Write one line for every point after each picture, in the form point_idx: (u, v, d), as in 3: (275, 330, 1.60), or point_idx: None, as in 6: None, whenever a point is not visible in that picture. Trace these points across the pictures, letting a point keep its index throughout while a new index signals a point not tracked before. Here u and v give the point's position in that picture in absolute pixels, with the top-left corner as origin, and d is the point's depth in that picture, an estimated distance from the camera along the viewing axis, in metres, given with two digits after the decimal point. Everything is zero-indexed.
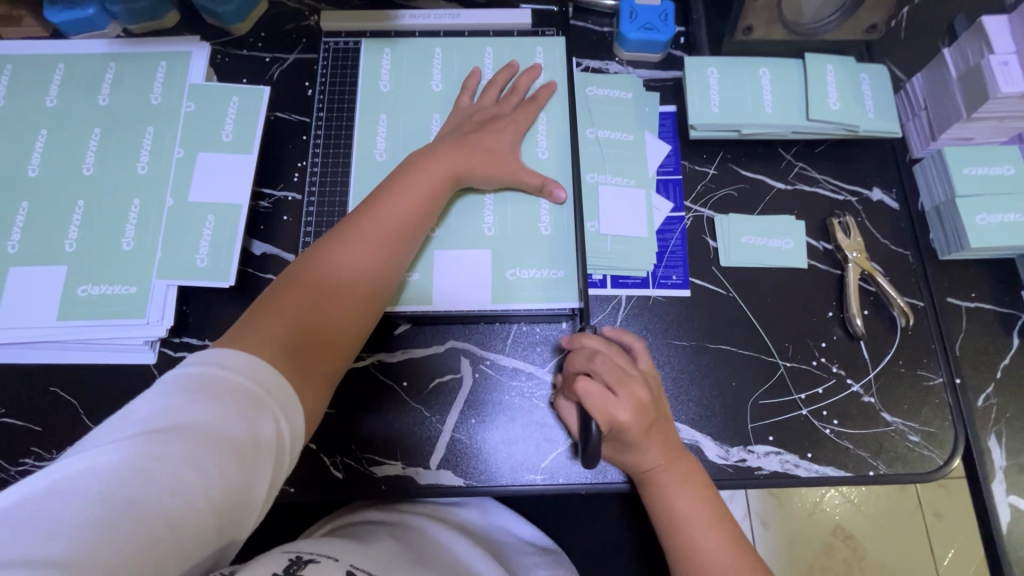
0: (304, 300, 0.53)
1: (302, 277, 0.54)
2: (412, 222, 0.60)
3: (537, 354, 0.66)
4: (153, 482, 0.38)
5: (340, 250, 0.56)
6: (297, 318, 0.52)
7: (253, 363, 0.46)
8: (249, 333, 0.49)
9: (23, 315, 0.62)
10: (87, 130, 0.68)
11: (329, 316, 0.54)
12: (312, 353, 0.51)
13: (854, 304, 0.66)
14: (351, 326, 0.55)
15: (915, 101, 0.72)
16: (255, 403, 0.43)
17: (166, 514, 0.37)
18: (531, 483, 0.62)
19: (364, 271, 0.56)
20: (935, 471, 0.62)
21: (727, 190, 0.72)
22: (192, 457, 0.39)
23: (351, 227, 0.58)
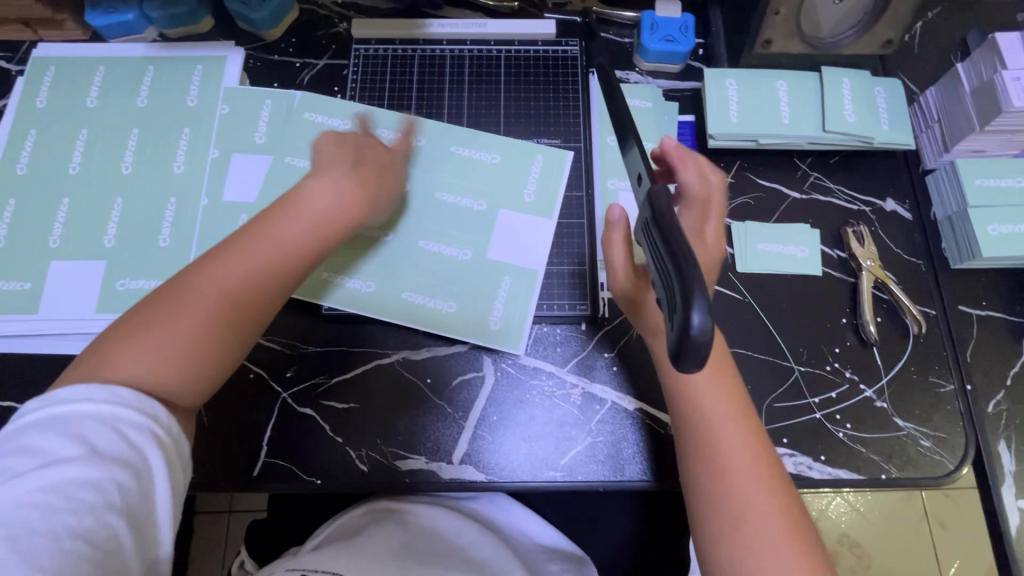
0: (186, 296, 0.51)
1: (189, 281, 0.52)
2: (321, 228, 0.58)
3: (558, 354, 0.68)
4: (73, 507, 0.40)
5: (231, 255, 0.54)
6: (182, 325, 0.50)
7: (133, 383, 0.46)
8: (130, 338, 0.49)
9: (65, 307, 0.64)
10: (126, 130, 0.71)
11: (224, 324, 0.52)
12: (199, 362, 0.50)
13: (868, 311, 0.68)
14: (251, 334, 0.54)
15: (928, 113, 0.74)
16: (141, 426, 0.45)
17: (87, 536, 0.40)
18: (550, 480, 0.63)
19: (256, 274, 0.54)
20: (946, 476, 0.64)
21: (744, 199, 0.74)
22: (107, 481, 0.42)
23: (246, 233, 0.56)
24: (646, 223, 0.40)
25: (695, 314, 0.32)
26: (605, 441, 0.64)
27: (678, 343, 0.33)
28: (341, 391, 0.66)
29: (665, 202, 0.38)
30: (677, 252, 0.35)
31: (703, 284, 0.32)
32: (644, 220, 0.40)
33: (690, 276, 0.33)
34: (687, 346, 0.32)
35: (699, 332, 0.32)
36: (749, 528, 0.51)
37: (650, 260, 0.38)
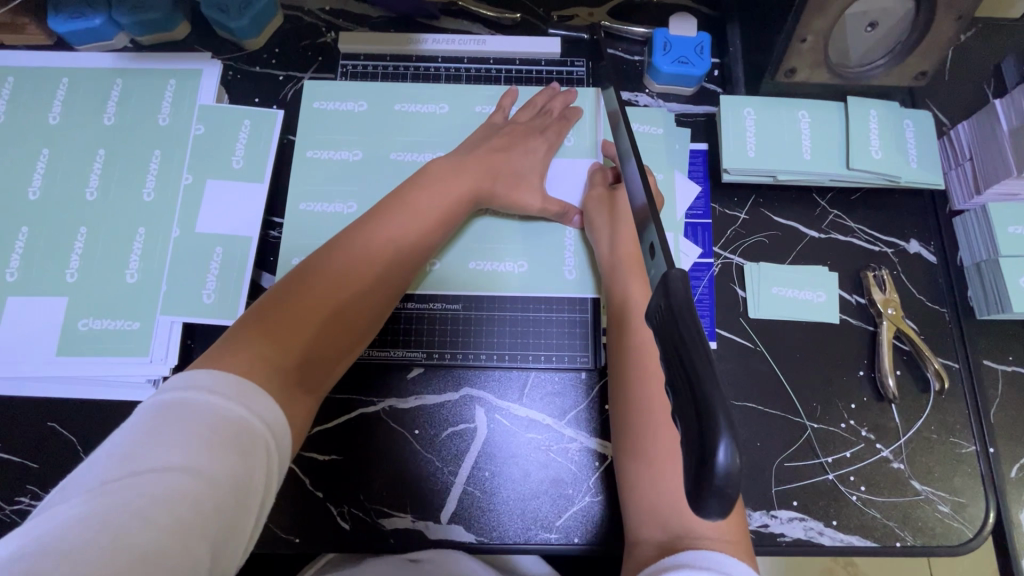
0: (304, 308, 0.48)
1: (294, 286, 0.49)
2: (427, 225, 0.56)
3: (555, 405, 0.63)
4: (140, 523, 0.33)
5: (340, 258, 0.51)
6: (298, 332, 0.46)
7: (238, 385, 0.40)
8: (235, 349, 0.43)
9: (22, 348, 0.59)
10: (92, 151, 0.65)
11: (330, 328, 0.48)
12: (303, 370, 0.46)
13: (888, 363, 0.63)
14: (352, 333, 0.51)
15: (959, 150, 0.68)
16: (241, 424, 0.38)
17: (154, 559, 0.32)
18: (545, 542, 0.59)
19: (372, 275, 0.52)
20: (964, 544, 0.60)
21: (758, 237, 0.69)
22: (184, 494, 0.34)
23: (356, 230, 0.54)
24: (659, 311, 0.34)
25: (721, 448, 0.27)
26: (604, 501, 0.60)
27: (697, 478, 0.27)
28: (322, 442, 0.61)
29: (680, 290, 0.33)
30: (691, 352, 0.30)
31: (728, 409, 0.27)
32: (656, 308, 0.35)
33: (711, 392, 0.28)
34: (710, 490, 0.26)
35: (724, 470, 0.26)
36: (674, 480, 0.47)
37: (661, 353, 0.33)
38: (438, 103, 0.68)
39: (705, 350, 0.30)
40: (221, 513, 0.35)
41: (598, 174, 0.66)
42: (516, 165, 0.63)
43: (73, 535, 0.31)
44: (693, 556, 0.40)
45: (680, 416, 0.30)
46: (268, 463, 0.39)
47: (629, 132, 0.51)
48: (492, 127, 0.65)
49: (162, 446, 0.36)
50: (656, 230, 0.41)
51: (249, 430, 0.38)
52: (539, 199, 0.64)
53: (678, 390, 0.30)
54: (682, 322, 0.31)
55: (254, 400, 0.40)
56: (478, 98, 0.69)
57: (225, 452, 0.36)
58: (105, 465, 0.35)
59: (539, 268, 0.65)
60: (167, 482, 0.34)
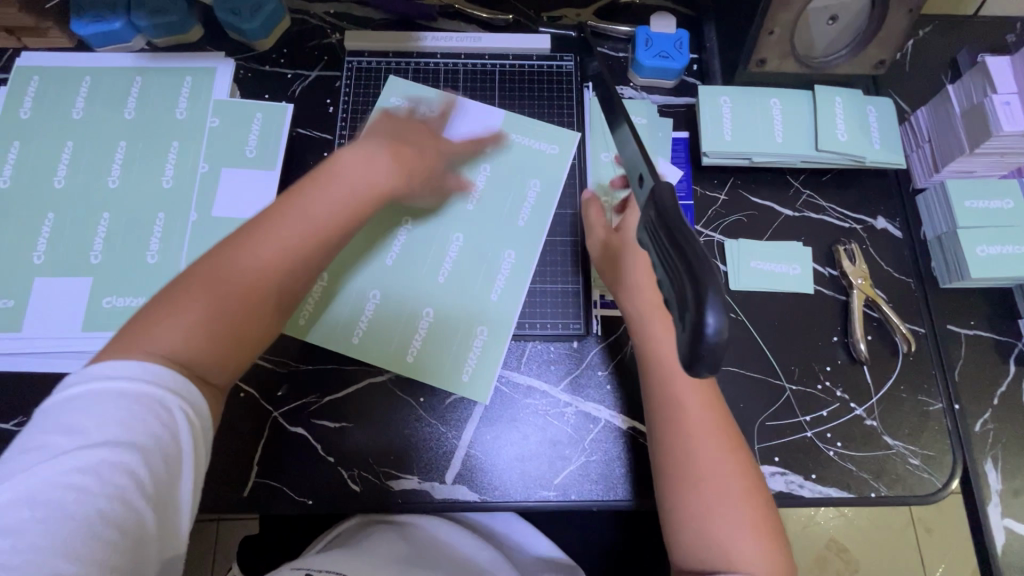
0: (231, 275, 0.50)
1: (203, 275, 0.50)
2: (346, 207, 0.56)
3: (552, 372, 0.68)
4: (84, 495, 0.39)
5: (246, 247, 0.51)
6: (207, 320, 0.48)
7: (166, 365, 0.44)
8: (166, 314, 0.47)
9: (49, 326, 0.63)
10: (113, 143, 0.70)
11: (238, 316, 0.50)
12: (216, 354, 0.49)
13: (859, 329, 0.68)
14: (265, 317, 0.52)
15: (918, 133, 0.74)
16: (163, 405, 0.43)
17: (97, 519, 0.39)
18: (544, 499, 0.63)
19: (302, 244, 0.53)
20: (934, 494, 0.64)
21: (737, 216, 0.74)
22: (113, 465, 0.40)
23: (264, 219, 0.53)
24: (650, 223, 0.37)
25: (711, 315, 0.29)
26: (598, 460, 0.64)
27: (691, 348, 0.30)
28: (334, 410, 0.65)
29: (668, 202, 0.36)
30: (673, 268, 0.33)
31: (717, 282, 0.30)
32: (647, 219, 0.37)
33: (698, 271, 0.31)
34: (702, 354, 0.30)
35: (714, 335, 0.29)
36: (712, 499, 0.53)
37: (655, 258, 0.36)
38: (435, 100, 0.74)
39: (693, 239, 0.33)
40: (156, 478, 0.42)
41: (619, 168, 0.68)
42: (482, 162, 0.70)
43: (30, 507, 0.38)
44: None
45: (676, 305, 0.32)
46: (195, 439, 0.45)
47: (632, 128, 0.49)
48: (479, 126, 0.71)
49: (99, 425, 0.41)
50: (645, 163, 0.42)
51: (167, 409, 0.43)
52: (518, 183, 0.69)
53: (673, 268, 0.33)
54: (674, 227, 0.34)
55: (172, 384, 0.44)
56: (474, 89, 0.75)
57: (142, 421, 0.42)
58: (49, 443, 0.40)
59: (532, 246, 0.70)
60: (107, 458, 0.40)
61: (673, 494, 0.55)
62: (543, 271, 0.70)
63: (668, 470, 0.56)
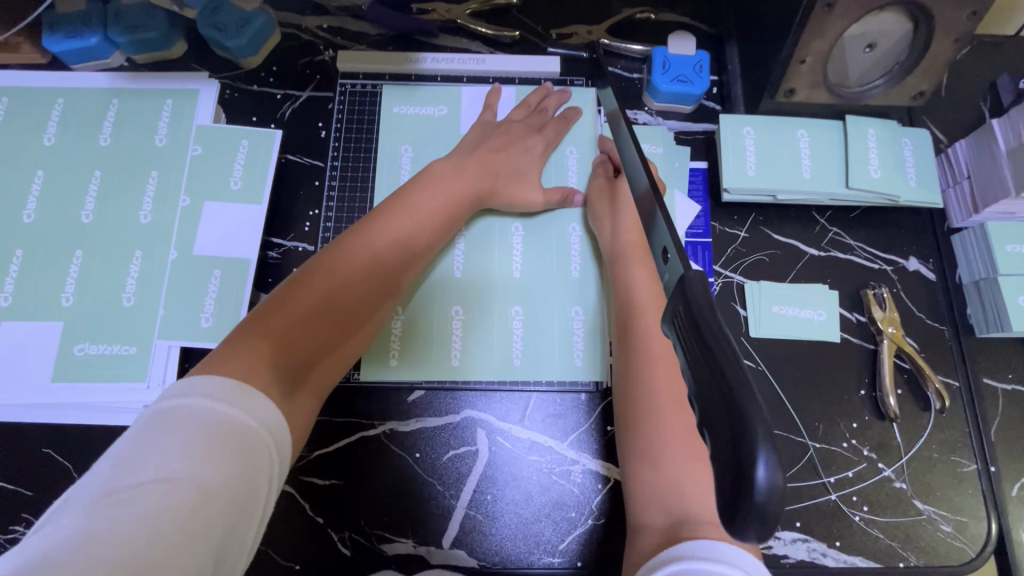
0: (300, 309, 0.48)
1: (299, 288, 0.49)
2: (405, 239, 0.56)
3: (557, 426, 0.63)
4: (147, 532, 0.32)
5: (338, 263, 0.52)
6: (302, 332, 0.48)
7: (242, 390, 0.40)
8: (234, 350, 0.44)
9: (16, 375, 0.58)
10: (87, 174, 0.65)
11: (331, 330, 0.50)
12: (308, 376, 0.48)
13: (889, 382, 0.63)
14: (354, 335, 0.52)
15: (957, 168, 0.69)
16: (245, 432, 0.39)
17: (165, 543, 0.32)
18: (549, 566, 0.59)
19: (367, 277, 0.53)
20: (967, 564, 0.60)
21: (758, 255, 0.69)
22: (181, 497, 0.34)
23: (356, 234, 0.54)
24: (678, 318, 0.32)
25: (760, 465, 0.24)
26: (606, 524, 0.60)
27: (733, 498, 0.25)
28: (323, 467, 0.61)
29: (700, 296, 0.31)
30: (706, 389, 0.28)
31: (766, 422, 0.24)
32: (673, 314, 0.32)
33: (741, 400, 0.26)
34: (748, 512, 0.24)
35: (764, 492, 0.24)
36: (672, 445, 0.48)
37: (683, 361, 0.31)
38: (436, 105, 0.70)
39: (733, 353, 0.27)
40: (222, 518, 0.35)
41: (601, 167, 0.67)
42: (515, 162, 0.65)
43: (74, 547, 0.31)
44: (691, 546, 0.40)
45: (711, 435, 0.27)
46: (270, 479, 0.39)
47: (638, 146, 0.48)
48: (483, 134, 0.65)
49: (168, 455, 0.35)
50: (670, 237, 0.37)
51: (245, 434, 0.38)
52: (540, 194, 0.64)
53: (704, 392, 0.28)
54: (708, 333, 0.29)
55: (251, 406, 0.40)
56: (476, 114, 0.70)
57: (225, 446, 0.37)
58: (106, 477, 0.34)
59: (543, 272, 0.65)
60: (173, 493, 0.34)
61: (639, 453, 0.50)
62: (553, 296, 0.64)
63: (631, 416, 0.52)
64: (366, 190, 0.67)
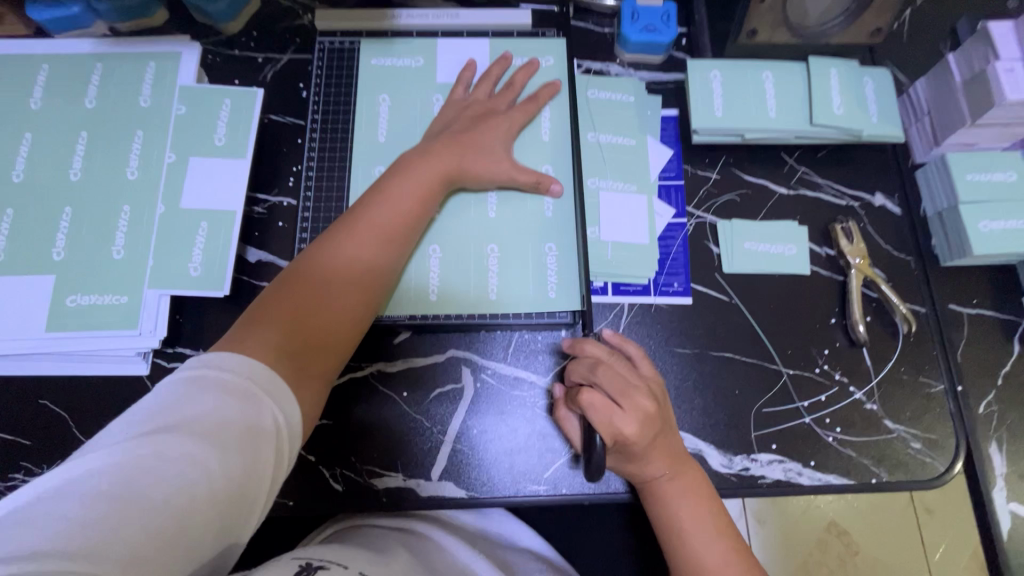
0: (303, 305, 0.52)
1: (298, 282, 0.53)
2: (394, 231, 0.58)
3: (539, 362, 0.65)
4: (158, 483, 0.37)
5: (329, 256, 0.55)
6: (306, 325, 0.51)
7: (254, 368, 0.45)
8: (243, 341, 0.47)
9: (10, 327, 0.60)
10: (73, 135, 0.66)
11: (333, 319, 0.53)
12: (311, 358, 0.51)
13: (859, 311, 0.65)
14: (354, 315, 0.55)
15: (917, 105, 0.72)
16: (255, 403, 0.43)
17: (177, 488, 0.37)
18: (534, 494, 0.61)
19: (360, 272, 0.55)
20: (937, 478, 0.62)
21: (729, 196, 0.71)
22: (192, 454, 0.39)
23: (347, 219, 0.57)
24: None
25: None
26: None
27: None
28: None
29: None
30: None
31: None
32: None
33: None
34: None
35: None
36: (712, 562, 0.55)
37: None
38: (413, 57, 0.72)
39: None
40: (228, 476, 0.40)
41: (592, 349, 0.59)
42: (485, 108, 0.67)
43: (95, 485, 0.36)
44: None
45: None
46: (277, 447, 0.43)
47: None
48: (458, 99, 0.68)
49: (182, 417, 0.40)
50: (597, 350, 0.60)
51: (256, 409, 0.43)
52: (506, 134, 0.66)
53: None
54: None
55: (262, 385, 0.44)
56: (449, 68, 0.72)
57: (235, 427, 0.41)
58: (128, 429, 0.39)
59: (520, 214, 0.67)
60: (186, 449, 0.39)
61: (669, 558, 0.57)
62: (529, 239, 0.66)
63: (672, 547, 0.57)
64: (345, 141, 0.69)
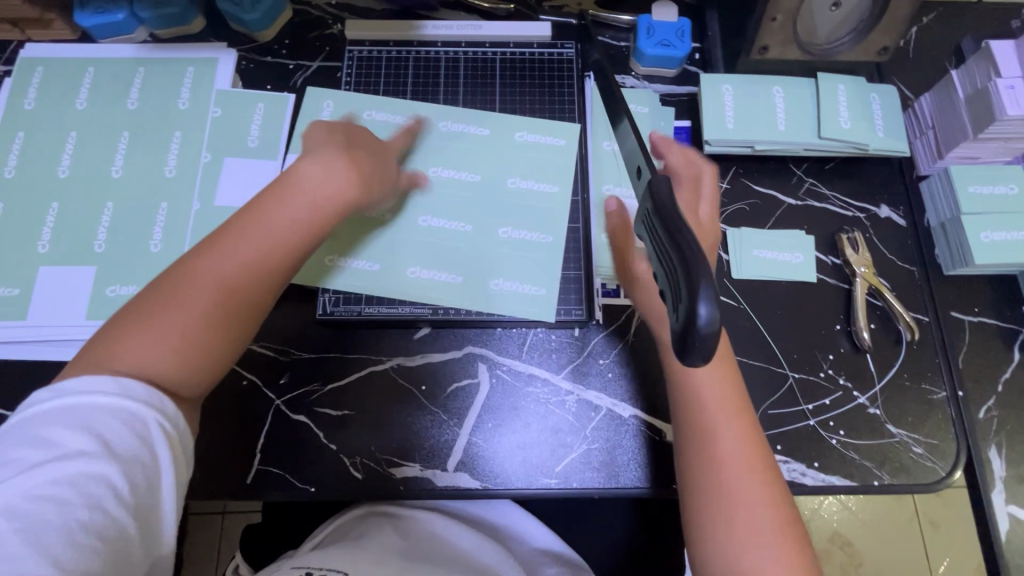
0: (188, 296, 0.49)
1: (193, 272, 0.50)
2: (308, 220, 0.55)
3: (553, 360, 0.68)
4: (61, 506, 0.40)
5: (224, 247, 0.52)
6: (178, 314, 0.49)
7: (126, 381, 0.45)
8: (123, 340, 0.47)
9: (54, 315, 0.63)
10: (116, 134, 0.70)
11: (232, 312, 0.51)
12: (197, 351, 0.49)
13: (862, 317, 0.68)
14: (257, 304, 0.52)
15: (922, 120, 0.74)
16: (136, 414, 0.44)
17: (88, 509, 0.40)
18: (546, 487, 0.63)
19: (262, 260, 0.53)
20: (938, 482, 0.64)
21: (739, 205, 0.73)
22: (89, 475, 0.41)
23: (259, 205, 0.55)
24: (648, 215, 0.42)
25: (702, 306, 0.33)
26: (600, 448, 0.64)
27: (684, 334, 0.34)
28: (335, 398, 0.65)
29: (663, 195, 0.40)
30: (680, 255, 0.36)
31: (708, 276, 0.33)
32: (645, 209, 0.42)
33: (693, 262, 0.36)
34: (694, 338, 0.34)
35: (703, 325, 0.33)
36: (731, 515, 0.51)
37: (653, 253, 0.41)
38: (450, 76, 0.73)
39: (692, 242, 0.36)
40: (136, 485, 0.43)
41: None
42: None
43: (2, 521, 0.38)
44: None
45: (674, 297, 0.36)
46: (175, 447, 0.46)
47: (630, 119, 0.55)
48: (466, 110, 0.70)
49: (70, 438, 0.42)
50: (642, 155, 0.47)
51: (135, 419, 0.44)
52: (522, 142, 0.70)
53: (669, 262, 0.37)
54: (669, 218, 0.38)
55: (142, 396, 0.45)
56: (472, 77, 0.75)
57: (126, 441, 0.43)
58: (21, 458, 0.41)
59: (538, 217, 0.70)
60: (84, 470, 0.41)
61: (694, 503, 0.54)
62: (546, 241, 0.69)
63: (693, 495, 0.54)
64: None
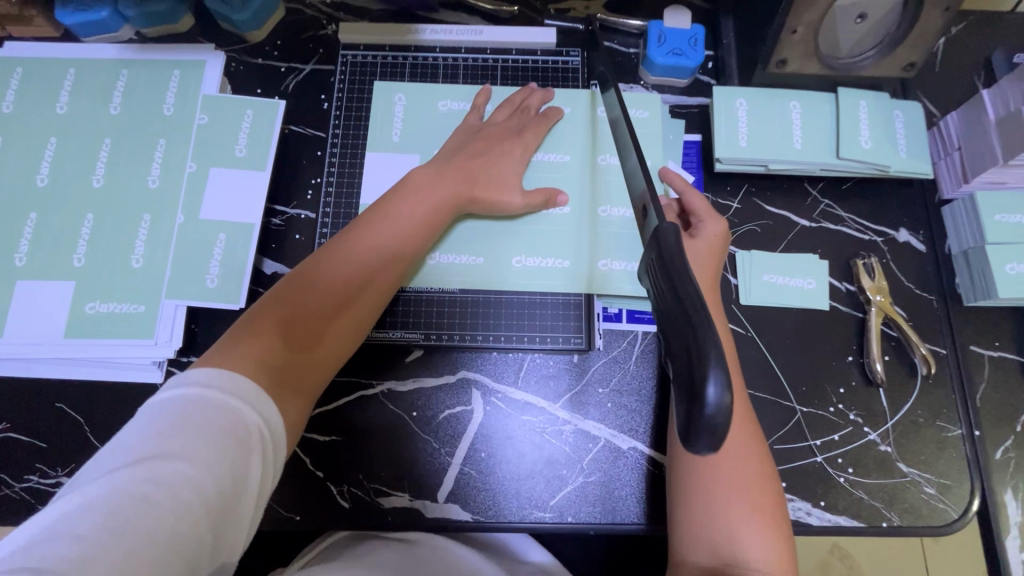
0: (298, 315, 0.50)
1: (300, 292, 0.52)
2: (401, 249, 0.57)
3: (550, 387, 0.65)
4: (148, 506, 0.35)
5: (322, 269, 0.53)
6: (283, 331, 0.49)
7: (233, 380, 0.43)
8: (227, 350, 0.46)
9: (30, 331, 0.61)
10: (97, 141, 0.67)
11: (326, 331, 0.51)
12: (300, 371, 0.49)
13: (876, 349, 0.64)
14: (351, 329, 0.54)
15: (948, 141, 0.70)
16: (238, 416, 0.41)
17: (173, 513, 0.36)
18: (539, 521, 0.61)
19: (358, 283, 0.54)
20: (949, 524, 0.61)
21: (750, 226, 0.70)
22: (181, 476, 0.37)
23: (354, 229, 0.57)
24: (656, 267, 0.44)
25: (712, 384, 0.35)
26: (596, 481, 0.62)
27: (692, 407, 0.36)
28: (323, 423, 0.63)
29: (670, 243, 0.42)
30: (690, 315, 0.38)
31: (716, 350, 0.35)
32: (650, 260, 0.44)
33: (704, 334, 0.37)
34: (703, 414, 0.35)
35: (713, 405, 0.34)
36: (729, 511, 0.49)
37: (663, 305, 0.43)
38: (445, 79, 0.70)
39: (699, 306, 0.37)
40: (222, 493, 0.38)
41: None
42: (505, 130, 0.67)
43: (86, 520, 0.34)
44: None
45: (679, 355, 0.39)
46: (265, 457, 0.41)
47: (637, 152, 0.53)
48: (472, 126, 0.67)
49: (168, 436, 0.38)
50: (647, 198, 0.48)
51: (243, 422, 0.41)
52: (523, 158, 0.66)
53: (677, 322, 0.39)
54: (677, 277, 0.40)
55: (247, 397, 0.42)
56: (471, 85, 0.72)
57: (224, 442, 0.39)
58: (116, 456, 0.38)
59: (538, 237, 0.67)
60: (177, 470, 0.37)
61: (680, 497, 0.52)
62: (546, 262, 0.67)
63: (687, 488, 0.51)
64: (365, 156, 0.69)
